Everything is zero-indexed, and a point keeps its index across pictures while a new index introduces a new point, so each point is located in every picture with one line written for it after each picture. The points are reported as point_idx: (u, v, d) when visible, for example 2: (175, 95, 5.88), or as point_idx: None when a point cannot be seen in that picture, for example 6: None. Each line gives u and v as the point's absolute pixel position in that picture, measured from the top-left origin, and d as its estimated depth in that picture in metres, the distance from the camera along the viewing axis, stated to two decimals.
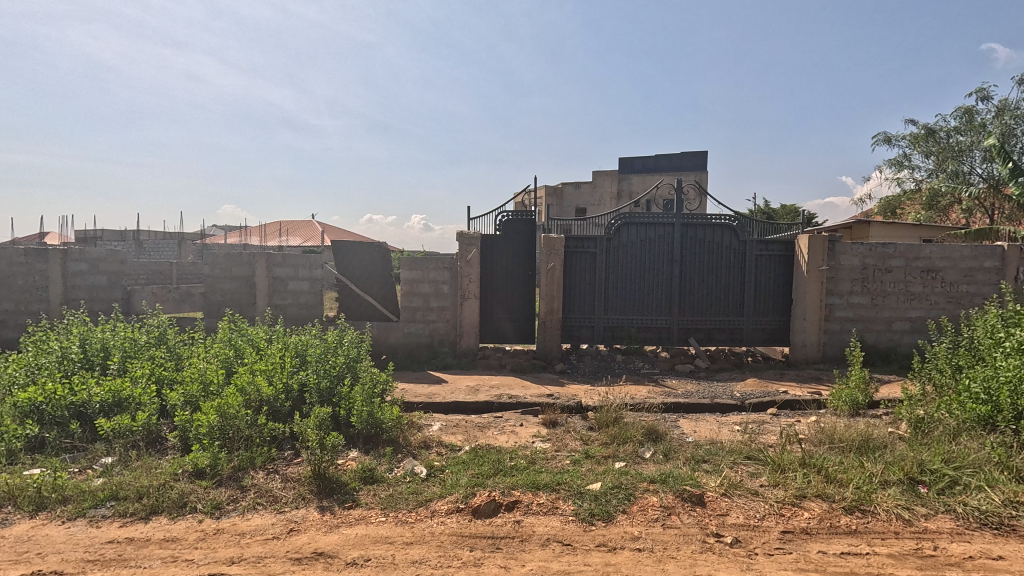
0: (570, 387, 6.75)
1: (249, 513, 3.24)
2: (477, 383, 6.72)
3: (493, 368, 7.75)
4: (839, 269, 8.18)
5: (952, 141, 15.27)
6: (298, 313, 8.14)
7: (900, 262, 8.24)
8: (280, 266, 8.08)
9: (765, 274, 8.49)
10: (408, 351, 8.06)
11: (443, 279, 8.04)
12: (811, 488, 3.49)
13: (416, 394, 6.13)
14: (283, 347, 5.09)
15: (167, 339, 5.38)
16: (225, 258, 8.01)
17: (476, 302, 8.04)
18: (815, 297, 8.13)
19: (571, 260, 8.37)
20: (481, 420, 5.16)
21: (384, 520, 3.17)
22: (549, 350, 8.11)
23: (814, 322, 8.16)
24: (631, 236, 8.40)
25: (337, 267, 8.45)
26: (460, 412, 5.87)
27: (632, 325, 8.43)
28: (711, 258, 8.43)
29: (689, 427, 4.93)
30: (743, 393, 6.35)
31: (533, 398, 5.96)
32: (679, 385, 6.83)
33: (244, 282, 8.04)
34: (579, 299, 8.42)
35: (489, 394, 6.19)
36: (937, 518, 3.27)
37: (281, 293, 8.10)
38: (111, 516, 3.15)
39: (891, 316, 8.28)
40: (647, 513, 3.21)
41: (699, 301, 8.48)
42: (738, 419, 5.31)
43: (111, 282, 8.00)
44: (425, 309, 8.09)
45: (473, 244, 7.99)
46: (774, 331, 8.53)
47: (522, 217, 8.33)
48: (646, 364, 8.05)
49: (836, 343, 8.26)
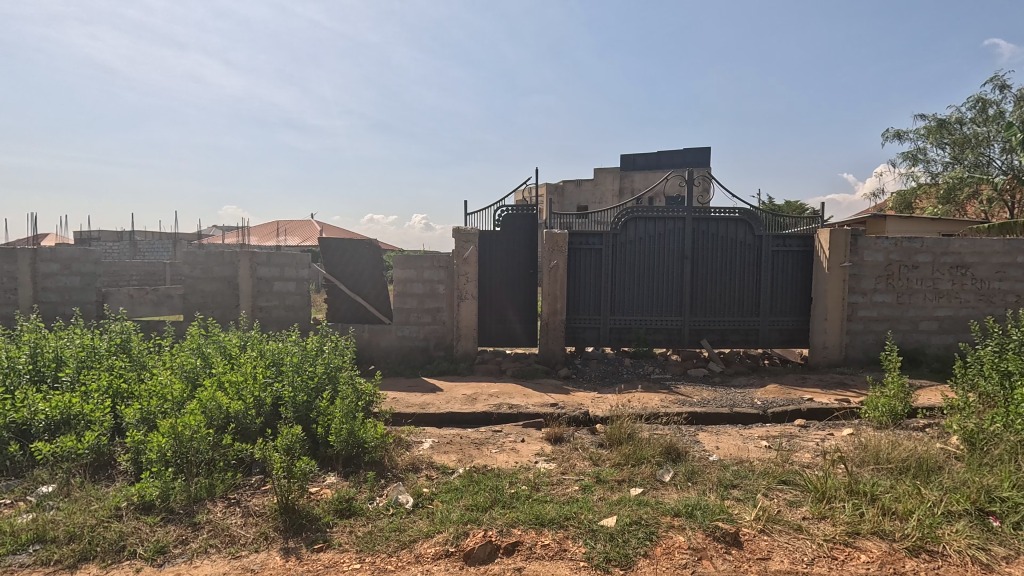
0: (577, 395, 6.23)
1: (199, 558, 2.74)
2: (475, 391, 6.20)
3: (493, 374, 7.21)
4: (862, 266, 7.65)
5: (968, 132, 14.69)
6: (284, 316, 7.65)
7: (927, 257, 7.70)
8: (265, 266, 7.55)
9: (783, 271, 7.95)
10: (403, 355, 7.58)
11: (438, 279, 7.54)
12: (865, 522, 2.97)
13: (408, 405, 5.62)
14: (259, 355, 4.57)
15: (130, 348, 4.87)
16: (207, 257, 7.49)
17: (473, 302, 7.52)
18: (836, 295, 7.60)
19: (575, 258, 7.85)
20: (478, 436, 4.64)
21: (359, 568, 2.66)
22: (552, 354, 7.58)
23: (836, 322, 7.63)
24: (638, 231, 7.87)
25: (326, 265, 7.93)
26: (456, 425, 5.36)
27: (641, 326, 7.91)
28: (724, 255, 7.90)
29: (712, 443, 4.40)
30: (765, 402, 5.83)
31: (536, 409, 5.44)
32: (694, 392, 6.30)
33: (225, 282, 7.54)
34: (583, 299, 7.90)
35: (488, 404, 5.67)
36: (1020, 561, 2.74)
37: (266, 294, 7.59)
38: (32, 565, 2.64)
39: (918, 315, 7.74)
40: (674, 558, 2.69)
41: (712, 301, 7.95)
42: (764, 433, 4.77)
43: (84, 283, 7.43)
44: (420, 311, 7.59)
45: (470, 241, 7.48)
46: (792, 331, 8.00)
47: (523, 211, 7.80)
48: (657, 368, 7.51)
49: (860, 344, 7.72)
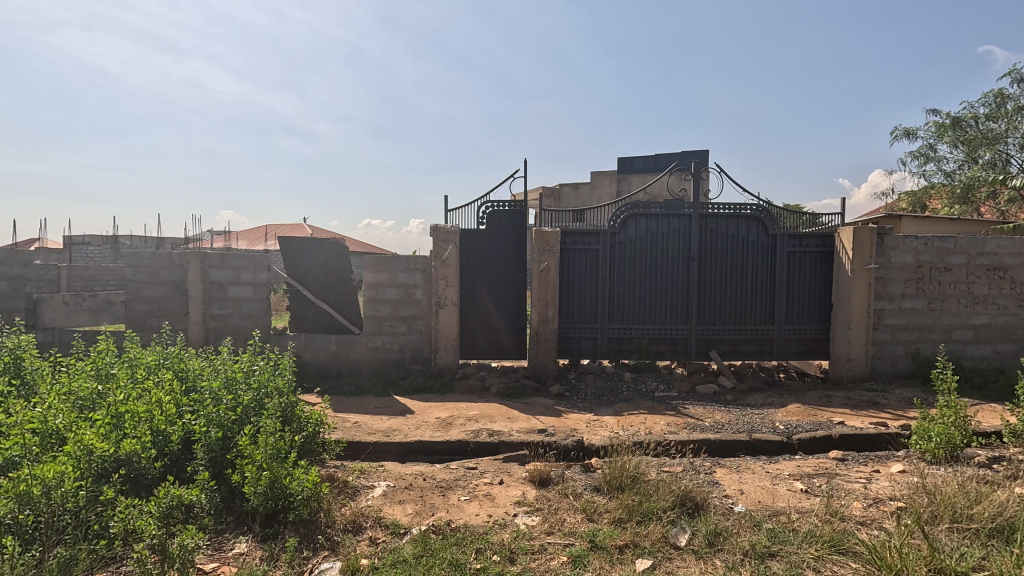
0: (569, 418, 5.36)
1: None
2: (451, 414, 5.33)
3: (475, 391, 6.34)
4: (889, 268, 6.83)
5: (984, 128, 13.96)
6: (239, 325, 6.78)
7: (961, 258, 6.89)
8: (218, 269, 6.71)
9: (800, 274, 7.13)
10: (374, 370, 6.73)
11: (415, 283, 6.71)
12: None
13: (370, 432, 4.77)
14: (173, 377, 3.69)
15: (23, 369, 3.96)
16: (152, 259, 6.64)
17: (454, 310, 6.64)
18: (861, 301, 6.77)
19: (569, 260, 7.00)
20: (447, 476, 3.78)
21: None
22: (543, 368, 6.71)
23: (861, 332, 6.80)
24: (638, 229, 7.04)
25: (289, 268, 7.08)
26: (424, 457, 4.51)
27: (642, 336, 7.06)
28: (734, 256, 7.08)
29: (735, 487, 3.56)
30: (789, 427, 4.98)
31: (520, 438, 4.59)
32: (706, 414, 5.45)
33: (174, 287, 6.68)
34: (577, 305, 7.05)
35: (464, 431, 4.82)
36: None
37: (219, 301, 6.73)
38: None
39: (951, 323, 6.92)
40: None
41: (721, 307, 7.12)
42: (796, 470, 3.92)
43: (12, 289, 6.53)
44: (394, 319, 6.74)
45: (450, 240, 6.62)
46: (809, 341, 7.18)
47: (510, 207, 6.95)
48: (661, 384, 6.65)
49: (887, 357, 6.89)
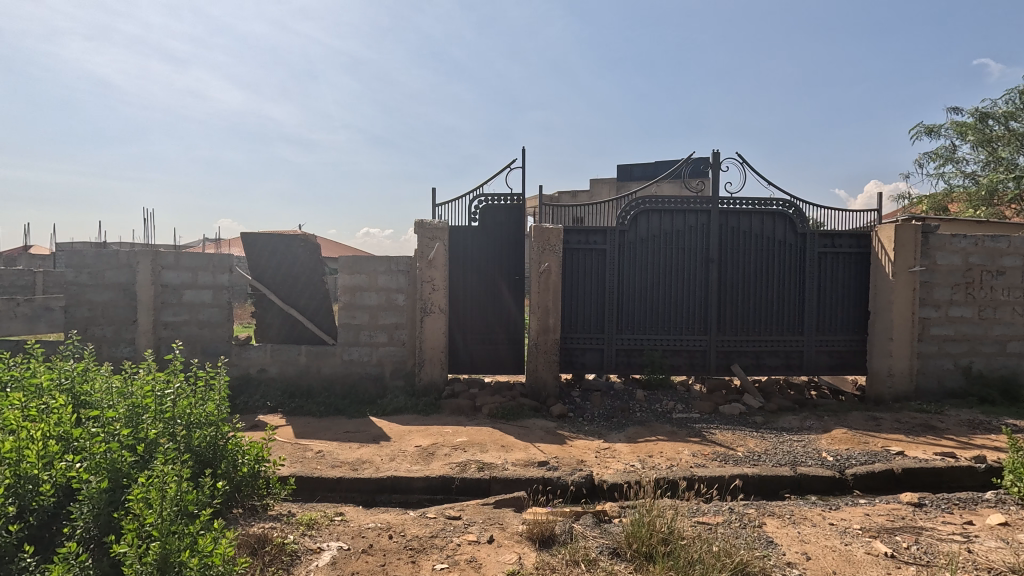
0: (575, 447, 4.51)
1: None
2: (435, 442, 4.47)
3: (465, 411, 5.49)
4: (934, 271, 6.02)
5: (1011, 127, 13.22)
6: (195, 334, 5.92)
7: (1015, 260, 6.09)
8: (173, 270, 5.87)
9: (832, 278, 6.32)
10: (350, 385, 5.88)
11: (397, 287, 5.89)
12: None
13: (335, 465, 3.92)
14: (66, 404, 2.83)
15: None
16: (97, 258, 5.80)
17: (441, 317, 5.79)
18: (903, 309, 5.95)
19: (572, 261, 6.18)
20: (420, 531, 2.91)
21: None
22: (543, 384, 5.87)
23: (904, 343, 5.98)
24: (650, 227, 6.24)
25: (254, 270, 6.24)
26: (398, 499, 3.65)
27: (655, 348, 6.24)
28: (757, 257, 6.28)
29: (798, 550, 2.70)
30: (840, 459, 4.13)
31: (516, 474, 3.74)
32: (736, 441, 4.61)
33: (120, 290, 5.83)
34: (582, 313, 6.22)
35: (448, 464, 3.96)
36: None
37: (173, 307, 5.88)
38: None
39: (1004, 334, 6.11)
40: None
41: (744, 315, 6.30)
42: (869, 522, 3.06)
43: None
44: (373, 328, 5.91)
45: (438, 237, 5.78)
46: (844, 354, 6.35)
47: (506, 202, 6.14)
48: (678, 403, 5.81)
49: (933, 371, 6.07)
